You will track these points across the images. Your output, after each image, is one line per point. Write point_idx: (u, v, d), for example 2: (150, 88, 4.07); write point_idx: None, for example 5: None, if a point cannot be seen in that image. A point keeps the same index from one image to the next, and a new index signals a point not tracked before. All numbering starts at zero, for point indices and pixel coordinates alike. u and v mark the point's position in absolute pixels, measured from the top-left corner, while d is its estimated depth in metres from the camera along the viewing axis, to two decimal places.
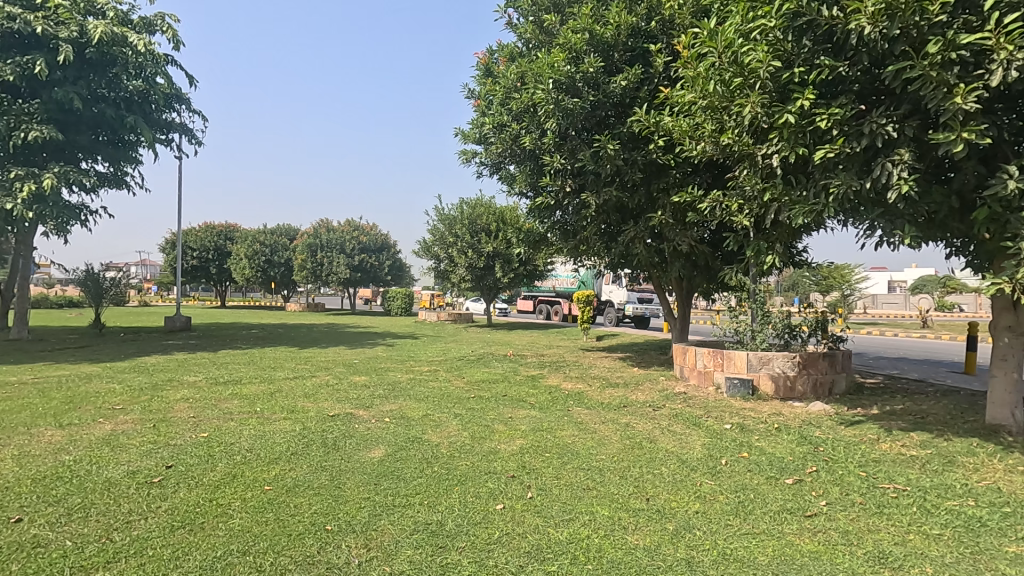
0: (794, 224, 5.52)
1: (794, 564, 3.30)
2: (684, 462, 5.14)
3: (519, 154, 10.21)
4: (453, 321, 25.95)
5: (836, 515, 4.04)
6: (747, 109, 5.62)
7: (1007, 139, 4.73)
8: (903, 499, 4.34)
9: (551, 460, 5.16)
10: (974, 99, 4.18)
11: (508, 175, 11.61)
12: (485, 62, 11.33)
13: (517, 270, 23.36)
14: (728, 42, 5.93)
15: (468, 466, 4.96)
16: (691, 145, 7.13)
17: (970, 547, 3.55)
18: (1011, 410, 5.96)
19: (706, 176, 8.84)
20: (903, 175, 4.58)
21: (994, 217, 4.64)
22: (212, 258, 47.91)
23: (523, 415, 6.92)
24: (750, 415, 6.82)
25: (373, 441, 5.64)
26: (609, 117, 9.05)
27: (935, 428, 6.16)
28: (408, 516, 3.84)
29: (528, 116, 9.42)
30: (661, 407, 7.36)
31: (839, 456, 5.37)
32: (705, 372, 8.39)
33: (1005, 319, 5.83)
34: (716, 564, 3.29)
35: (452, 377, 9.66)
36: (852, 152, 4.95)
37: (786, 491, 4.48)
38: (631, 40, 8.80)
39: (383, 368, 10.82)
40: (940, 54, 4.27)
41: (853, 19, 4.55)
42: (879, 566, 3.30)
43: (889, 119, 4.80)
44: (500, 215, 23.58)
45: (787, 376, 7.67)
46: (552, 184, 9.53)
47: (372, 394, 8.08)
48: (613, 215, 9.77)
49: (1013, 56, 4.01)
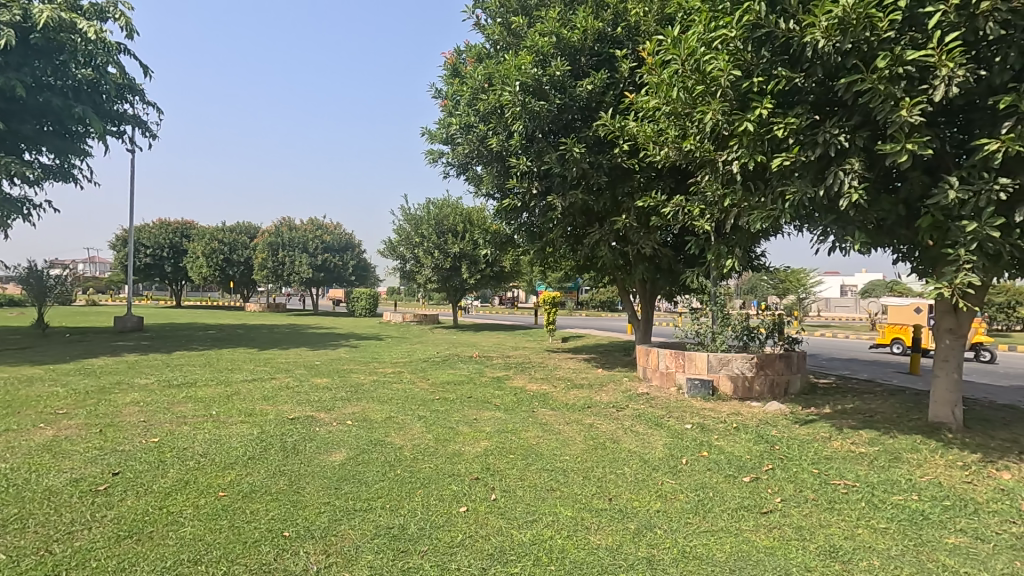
0: (753, 229, 5.71)
1: (750, 560, 3.39)
2: (646, 462, 5.23)
3: (486, 155, 10.12)
4: (419, 322, 25.82)
5: (790, 511, 4.17)
6: (708, 116, 5.72)
7: (950, 151, 4.90)
8: (852, 494, 4.52)
9: (514, 461, 5.17)
10: (919, 112, 4.36)
11: (475, 176, 11.54)
12: (452, 62, 11.24)
13: (484, 270, 23.27)
14: (691, 50, 5.98)
15: (430, 468, 4.91)
16: (654, 150, 7.27)
17: (914, 540, 3.72)
18: (952, 408, 6.26)
19: (670, 180, 8.98)
20: (854, 184, 4.76)
21: (939, 225, 4.84)
22: (166, 256, 46.11)
23: (488, 417, 6.91)
24: (710, 415, 6.99)
25: (334, 445, 5.51)
26: (576, 120, 9.13)
27: (883, 426, 6.41)
28: (369, 521, 3.77)
29: (495, 117, 9.38)
30: (624, 408, 7.48)
31: (793, 453, 5.55)
32: (668, 372, 8.57)
33: (947, 322, 6.11)
34: (676, 562, 3.35)
35: (416, 380, 9.55)
36: (807, 160, 5.11)
37: (743, 489, 4.60)
38: (598, 44, 8.88)
39: (346, 369, 10.59)
40: (888, 69, 4.43)
41: (808, 33, 4.66)
42: (830, 560, 3.42)
43: (842, 129, 4.95)
44: (467, 216, 23.50)
45: (745, 376, 7.90)
46: (519, 186, 9.50)
47: (335, 396, 7.92)
48: (581, 217, 9.89)
49: (954, 73, 4.18)
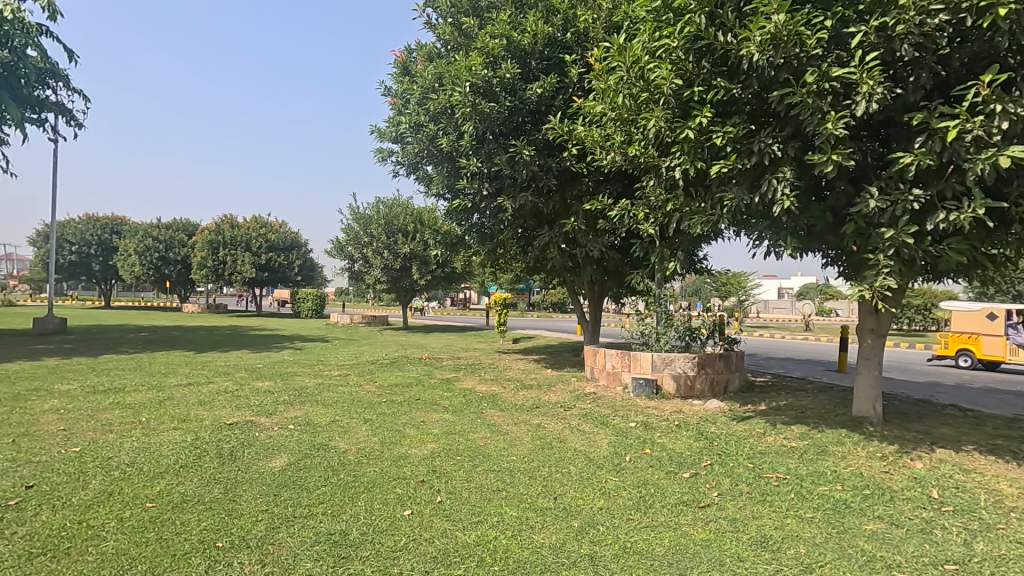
0: (694, 233, 5.93)
1: (687, 552, 3.51)
2: (591, 460, 5.34)
3: (436, 155, 10.05)
4: (367, 323, 25.32)
5: (726, 504, 4.35)
6: (652, 123, 5.90)
7: (871, 163, 5.24)
8: (783, 486, 4.77)
9: (461, 463, 5.15)
10: (843, 126, 4.64)
11: (426, 176, 11.44)
12: (402, 60, 11.11)
13: (435, 272, 23.09)
14: (635, 58, 6.14)
15: (375, 472, 4.83)
16: (602, 154, 7.42)
17: (837, 528, 3.95)
18: (873, 403, 6.69)
19: (617, 185, 9.17)
20: (785, 192, 5.02)
21: (862, 233, 5.16)
22: (94, 254, 43.30)
23: (436, 419, 6.86)
24: (653, 413, 7.20)
25: (274, 450, 5.32)
26: (526, 123, 9.21)
27: (812, 421, 6.78)
28: (309, 527, 3.66)
29: (446, 117, 9.33)
30: (572, 407, 7.58)
31: (730, 449, 5.79)
32: (614, 372, 8.77)
33: (869, 322, 6.53)
34: (616, 557, 3.43)
35: (363, 382, 9.35)
36: (743, 168, 5.35)
37: (683, 484, 4.76)
38: (547, 49, 9.00)
39: (289, 372, 10.25)
40: (816, 84, 4.70)
41: (744, 47, 4.88)
42: (761, 549, 3.59)
43: (775, 139, 5.20)
44: (417, 216, 23.25)
45: (687, 375, 8.18)
46: (469, 187, 9.48)
47: (276, 400, 7.65)
48: (531, 219, 9.98)
49: (874, 90, 4.47)
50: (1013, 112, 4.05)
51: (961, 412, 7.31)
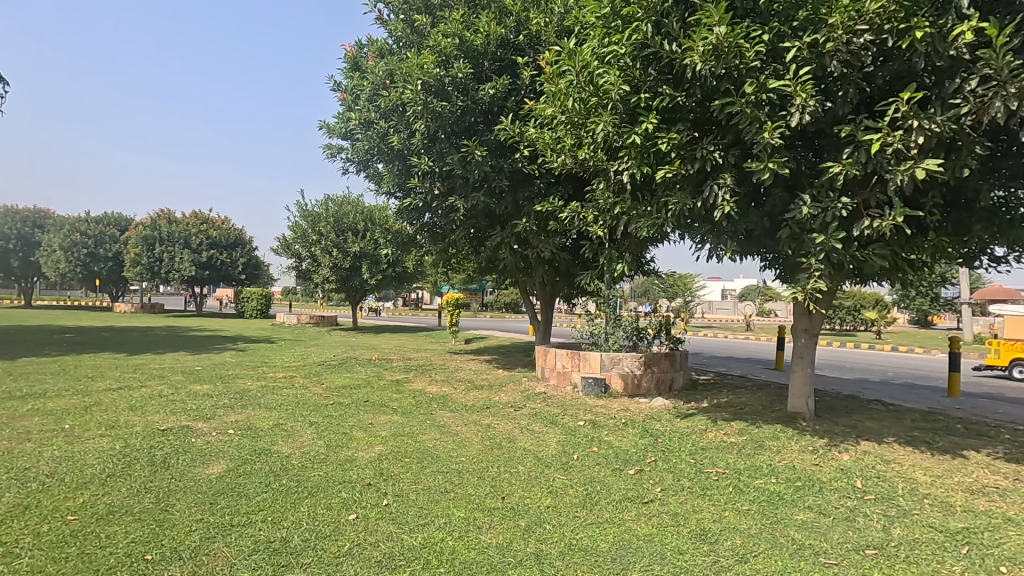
0: (640, 235, 6.09)
1: (630, 548, 3.60)
2: (540, 460, 5.38)
3: (387, 153, 9.89)
4: (315, 323, 24.62)
5: (668, 500, 4.49)
6: (600, 127, 6.02)
7: (804, 171, 5.52)
8: (722, 480, 4.97)
9: (409, 465, 5.08)
10: (778, 135, 4.87)
11: (376, 174, 11.24)
12: (352, 55, 10.88)
13: (386, 271, 22.70)
14: (585, 63, 6.24)
15: (320, 476, 4.70)
16: (552, 157, 7.51)
17: (771, 518, 4.15)
18: (806, 399, 7.05)
19: (568, 187, 9.29)
20: (726, 197, 5.23)
21: (795, 238, 5.43)
22: (13, 249, 40.20)
23: (384, 421, 6.75)
24: (601, 412, 7.34)
25: (211, 456, 5.10)
26: (478, 123, 9.20)
27: (750, 417, 7.08)
28: (248, 536, 3.53)
29: (397, 115, 9.20)
30: (522, 407, 7.63)
31: (673, 445, 5.97)
32: (564, 372, 8.88)
33: (802, 323, 6.88)
34: (562, 555, 3.48)
35: (309, 384, 9.09)
36: (687, 173, 5.54)
37: (628, 481, 4.88)
38: (500, 50, 9.02)
39: (230, 375, 9.84)
40: (754, 95, 4.91)
41: (688, 57, 5.04)
42: (700, 542, 3.72)
43: (716, 147, 5.41)
44: (368, 214, 22.80)
45: (634, 374, 8.39)
46: (421, 186, 9.38)
47: (215, 404, 7.33)
48: (483, 219, 9.97)
49: (806, 103, 4.71)
50: (928, 127, 4.35)
51: (884, 406, 7.81)
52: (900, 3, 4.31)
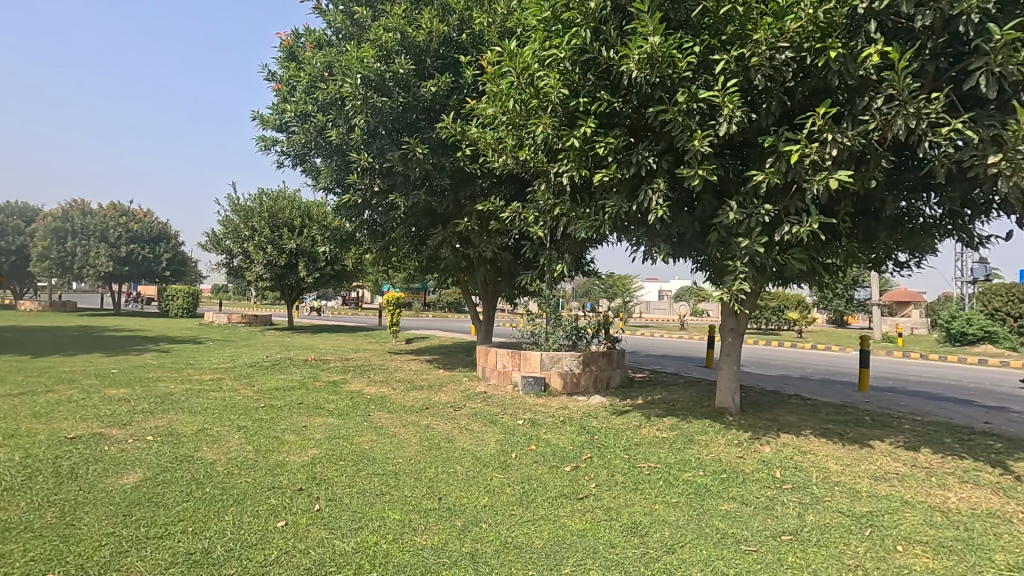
0: (579, 237, 6.23)
1: (564, 543, 3.67)
2: (478, 459, 5.39)
3: (325, 147, 9.60)
4: (247, 323, 23.51)
5: (602, 495, 4.60)
6: (540, 129, 6.11)
7: (732, 179, 5.81)
8: (653, 474, 5.15)
9: (343, 468, 4.95)
10: (707, 144, 5.10)
11: (313, 168, 10.88)
12: (288, 44, 10.48)
13: (324, 269, 22.00)
14: (525, 65, 6.30)
15: (247, 482, 4.51)
16: (494, 157, 7.54)
17: (698, 510, 4.34)
18: (732, 395, 7.42)
19: (510, 187, 9.35)
20: (659, 201, 5.43)
21: (723, 242, 5.71)
22: None
23: (318, 423, 6.55)
24: (540, 410, 7.43)
25: (127, 465, 4.78)
26: (420, 121, 9.09)
27: (681, 413, 7.38)
28: (165, 548, 3.33)
29: (335, 108, 8.95)
30: (462, 407, 7.60)
31: (609, 442, 6.13)
32: (505, 371, 8.93)
33: (729, 322, 7.23)
34: (497, 553, 3.50)
35: (238, 387, 8.68)
36: (623, 178, 5.71)
37: (564, 478, 4.97)
38: (443, 48, 8.95)
39: (150, 378, 9.24)
40: (686, 104, 5.12)
41: (624, 64, 5.18)
42: (631, 535, 3.84)
43: (651, 153, 5.60)
44: (305, 210, 22.02)
45: (573, 373, 8.55)
46: (359, 182, 9.16)
47: (133, 409, 6.86)
48: (424, 217, 9.87)
49: (733, 114, 4.95)
50: (840, 141, 4.68)
51: (802, 400, 8.36)
52: (817, 24, 4.61)
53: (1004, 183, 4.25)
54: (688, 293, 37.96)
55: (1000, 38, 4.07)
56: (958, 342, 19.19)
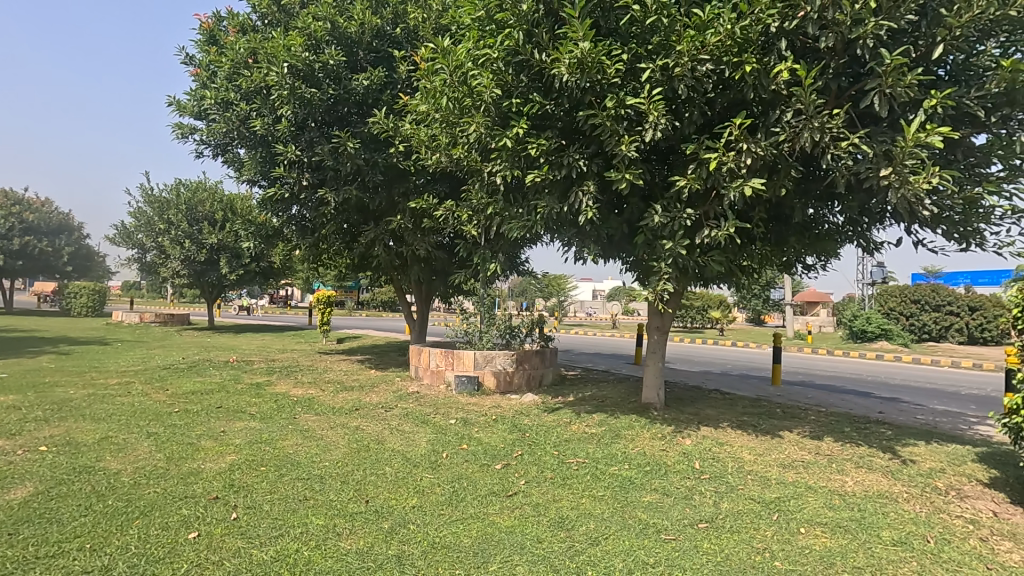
0: (511, 236, 6.28)
1: (492, 540, 3.69)
2: (408, 460, 5.32)
3: (249, 138, 9.14)
4: (161, 322, 21.97)
5: (531, 491, 4.67)
6: (473, 128, 6.10)
7: (657, 183, 6.05)
8: (581, 469, 5.28)
9: (264, 474, 4.73)
10: (634, 148, 5.27)
11: (236, 159, 10.33)
12: (208, 27, 9.90)
13: (248, 265, 20.93)
14: (459, 63, 6.28)
15: (156, 493, 4.22)
16: (427, 154, 7.46)
17: (622, 502, 4.49)
18: (657, 390, 7.73)
19: (444, 186, 9.29)
20: (589, 203, 5.57)
21: (649, 243, 5.94)
22: None
23: (239, 428, 6.23)
24: (473, 409, 7.43)
25: (14, 479, 4.34)
26: (352, 114, 8.85)
27: (609, 409, 7.61)
28: (57, 569, 3.06)
29: (260, 97, 8.55)
30: (393, 408, 7.47)
31: (539, 439, 6.23)
32: (438, 371, 8.87)
33: (655, 321, 7.53)
34: (424, 554, 3.46)
35: (150, 391, 8.10)
36: (554, 179, 5.81)
37: (494, 476, 5.00)
38: (376, 41, 8.74)
39: (47, 382, 8.43)
40: (614, 109, 5.28)
41: (555, 68, 5.27)
42: (558, 529, 3.92)
43: (581, 155, 5.73)
44: (228, 203, 20.86)
45: (506, 371, 8.61)
46: (286, 175, 8.80)
47: (24, 417, 6.24)
48: (355, 214, 9.61)
49: (658, 120, 5.14)
50: (754, 151, 4.98)
51: (721, 395, 8.84)
52: (734, 40, 4.87)
53: (893, 194, 4.67)
54: (620, 293, 39.15)
55: (891, 62, 4.46)
56: (859, 338, 20.93)
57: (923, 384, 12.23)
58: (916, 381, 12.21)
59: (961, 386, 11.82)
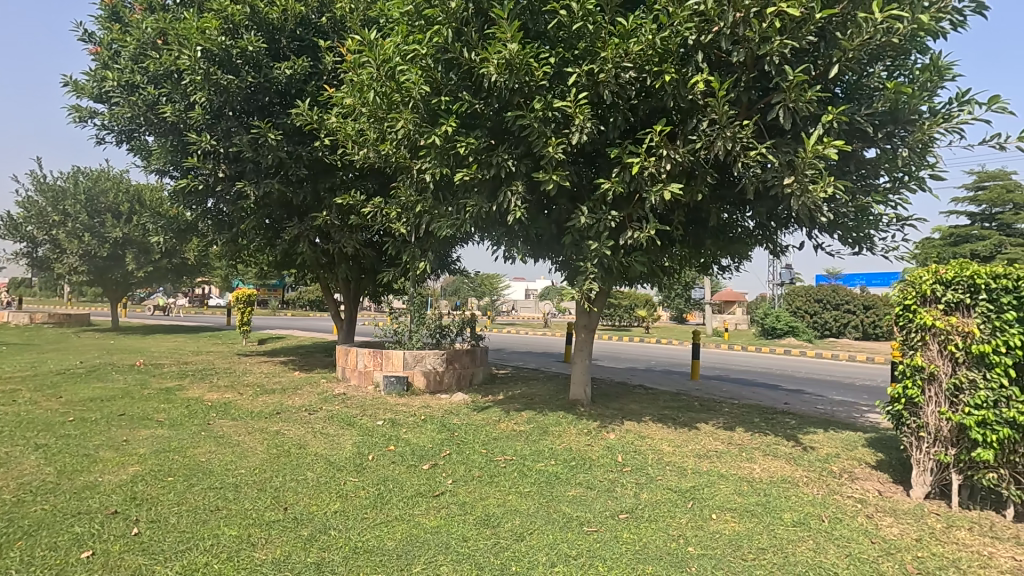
0: (440, 235, 6.24)
1: (417, 542, 3.66)
2: (332, 463, 5.16)
3: (158, 125, 8.53)
4: (56, 323, 20.02)
5: (458, 490, 4.66)
6: (401, 124, 5.99)
7: (584, 185, 6.21)
8: (509, 466, 5.33)
9: (172, 485, 4.43)
10: (561, 150, 5.38)
11: (143, 147, 9.59)
12: (111, 3, 9.13)
13: (158, 262, 19.48)
14: (386, 57, 6.16)
15: (44, 510, 3.84)
16: (354, 149, 7.25)
17: (547, 497, 4.58)
18: (584, 387, 7.93)
19: (373, 182, 9.08)
20: (517, 203, 5.63)
21: (576, 244, 6.09)
22: None
23: (144, 436, 5.79)
24: (402, 410, 7.32)
25: None
26: (274, 104, 8.46)
27: (538, 406, 7.72)
28: None
29: (170, 81, 7.99)
30: (317, 410, 7.21)
31: (468, 438, 6.22)
32: (366, 371, 8.66)
33: (582, 320, 7.72)
34: (345, 560, 3.37)
35: (40, 398, 7.36)
36: (483, 178, 5.82)
37: (421, 476, 4.95)
38: (300, 29, 8.40)
39: None
40: (542, 111, 5.36)
41: (484, 68, 5.29)
42: (483, 527, 3.94)
43: (510, 156, 5.77)
44: (135, 194, 19.32)
45: (436, 371, 8.53)
46: (201, 166, 8.27)
47: None
48: (278, 209, 9.20)
49: (584, 124, 5.27)
50: (673, 157, 5.21)
51: (645, 390, 9.19)
52: (655, 50, 5.08)
53: (796, 201, 5.04)
54: (551, 292, 39.79)
55: (793, 79, 4.82)
56: (770, 335, 22.45)
57: (823, 376, 13.33)
58: (817, 374, 13.28)
59: (856, 378, 12.95)
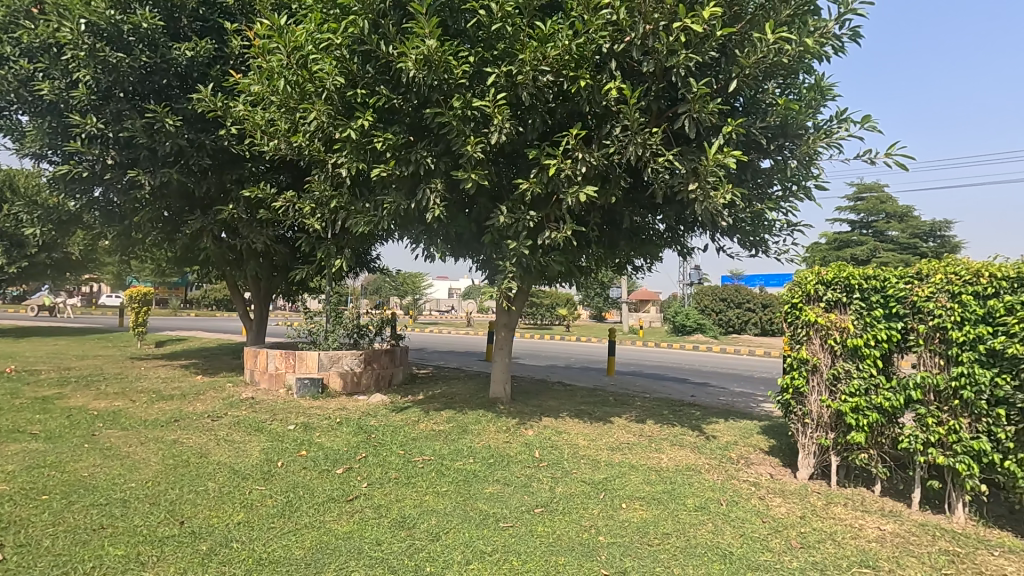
0: (357, 231, 6.06)
1: (328, 548, 3.54)
2: (236, 472, 4.86)
3: (34, 104, 7.76)
4: None
5: (373, 493, 4.55)
6: (313, 115, 5.76)
7: (503, 184, 6.26)
8: (426, 466, 5.28)
9: (46, 505, 3.98)
10: (480, 150, 5.38)
11: (14, 128, 8.56)
12: None
13: (34, 257, 17.44)
14: (298, 45, 5.89)
15: None
16: (263, 139, 6.88)
17: (464, 495, 4.58)
18: (504, 385, 8.00)
19: (285, 175, 8.66)
20: (436, 201, 5.58)
21: (495, 242, 6.13)
22: None
23: (13, 452, 5.17)
24: (316, 413, 7.03)
25: None
26: (172, 87, 7.84)
27: (458, 405, 7.70)
28: None
29: (48, 56, 7.29)
30: (221, 416, 6.76)
31: (385, 439, 6.09)
32: (277, 373, 8.24)
33: (502, 319, 7.79)
34: (249, 573, 3.20)
35: None
36: (401, 175, 5.72)
37: (334, 481, 4.79)
38: (202, 8, 7.86)
39: None
40: (461, 109, 5.35)
41: (402, 62, 5.20)
42: (398, 529, 3.88)
43: (429, 153, 5.72)
44: (5, 180, 17.17)
45: (353, 372, 8.27)
46: (85, 152, 7.50)
47: None
48: (177, 201, 8.54)
49: (502, 125, 5.30)
50: (588, 160, 5.38)
51: (563, 387, 9.43)
52: (571, 55, 5.22)
53: (700, 206, 5.37)
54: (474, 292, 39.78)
55: (697, 92, 5.13)
56: (680, 332, 23.77)
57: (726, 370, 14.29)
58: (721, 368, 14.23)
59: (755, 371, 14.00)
